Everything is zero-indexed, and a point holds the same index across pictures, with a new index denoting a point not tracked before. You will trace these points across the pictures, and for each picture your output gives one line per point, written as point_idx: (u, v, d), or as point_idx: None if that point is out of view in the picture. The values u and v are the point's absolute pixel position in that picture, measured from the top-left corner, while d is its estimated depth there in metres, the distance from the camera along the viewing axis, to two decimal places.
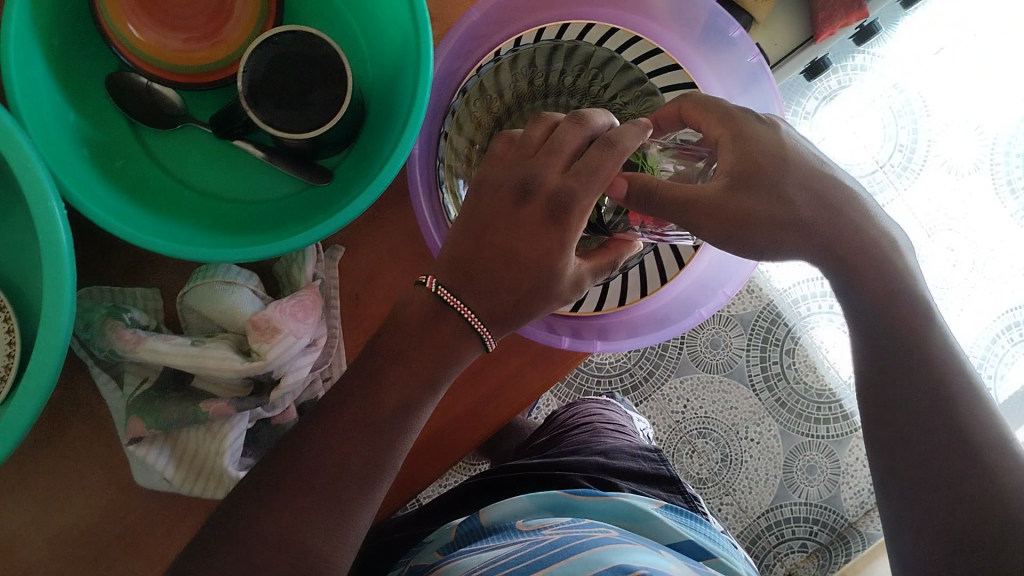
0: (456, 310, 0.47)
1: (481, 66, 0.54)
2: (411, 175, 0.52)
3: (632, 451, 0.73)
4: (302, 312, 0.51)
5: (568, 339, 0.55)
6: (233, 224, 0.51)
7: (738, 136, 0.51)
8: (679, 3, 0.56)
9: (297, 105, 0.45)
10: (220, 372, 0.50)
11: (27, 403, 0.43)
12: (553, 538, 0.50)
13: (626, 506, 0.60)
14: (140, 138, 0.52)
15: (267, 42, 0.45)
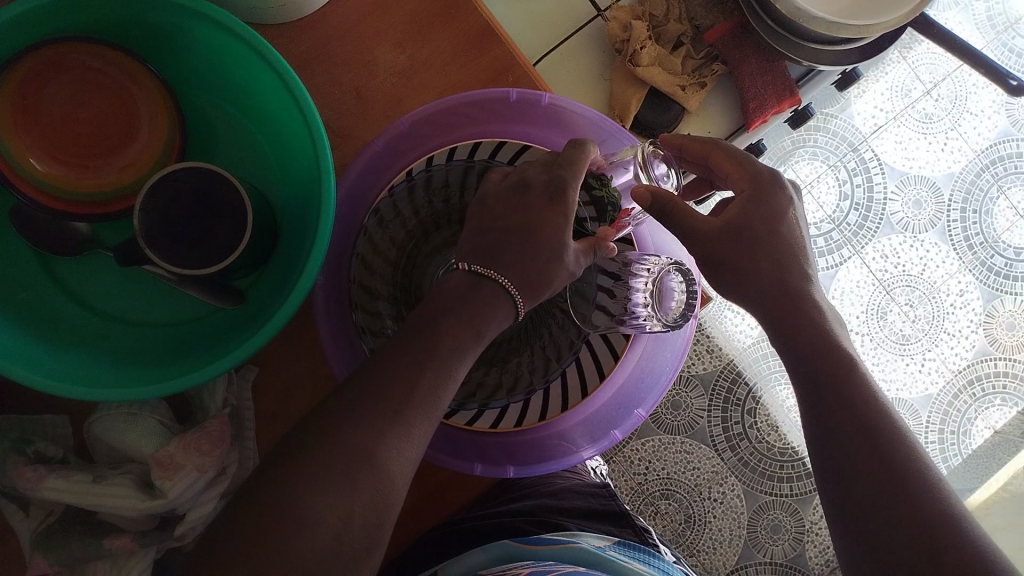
0: (490, 279, 0.45)
1: (393, 185, 0.55)
2: (316, 304, 0.53)
3: (578, 488, 0.67)
4: (209, 445, 0.50)
5: (480, 466, 0.53)
6: (142, 354, 0.53)
7: (755, 197, 0.52)
8: (599, 122, 0.57)
9: (202, 241, 0.49)
10: (122, 511, 0.48)
11: None
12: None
13: (578, 549, 0.56)
14: (49, 267, 0.53)
15: (168, 178, 0.49)
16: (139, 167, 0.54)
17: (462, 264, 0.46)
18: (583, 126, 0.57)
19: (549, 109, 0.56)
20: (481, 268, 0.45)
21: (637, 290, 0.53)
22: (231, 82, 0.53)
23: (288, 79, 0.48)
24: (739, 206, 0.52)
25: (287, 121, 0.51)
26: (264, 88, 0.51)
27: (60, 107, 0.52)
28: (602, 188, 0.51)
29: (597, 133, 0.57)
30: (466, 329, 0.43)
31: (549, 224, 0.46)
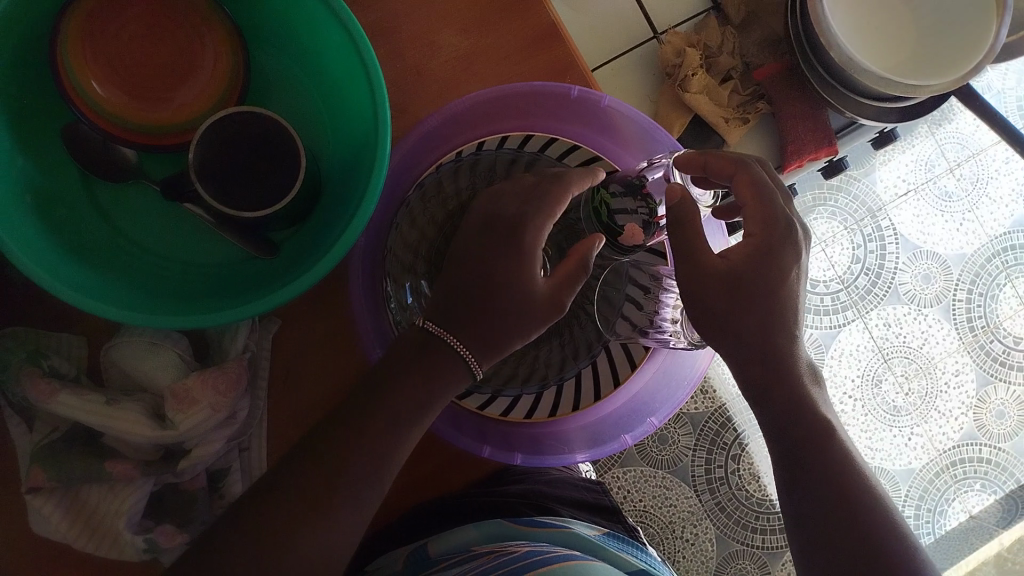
0: (445, 341, 0.45)
1: (442, 164, 0.56)
2: (353, 267, 0.54)
3: (572, 481, 0.69)
4: (225, 386, 0.50)
5: (489, 449, 0.52)
6: (168, 287, 0.53)
7: (762, 247, 0.48)
8: (649, 131, 0.58)
9: (249, 188, 0.49)
10: (130, 436, 0.49)
11: None
12: (521, 552, 0.52)
13: (571, 533, 0.57)
14: (91, 190, 0.54)
15: (225, 120, 0.49)
16: (195, 107, 0.55)
17: (420, 319, 0.46)
18: (633, 132, 0.59)
19: (608, 112, 0.57)
20: (436, 329, 0.45)
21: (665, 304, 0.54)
22: (302, 43, 0.54)
23: (360, 45, 0.49)
24: (744, 254, 0.49)
25: (347, 85, 0.53)
26: (332, 51, 0.52)
27: (127, 40, 0.54)
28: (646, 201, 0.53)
29: (646, 139, 0.59)
30: (426, 370, 0.44)
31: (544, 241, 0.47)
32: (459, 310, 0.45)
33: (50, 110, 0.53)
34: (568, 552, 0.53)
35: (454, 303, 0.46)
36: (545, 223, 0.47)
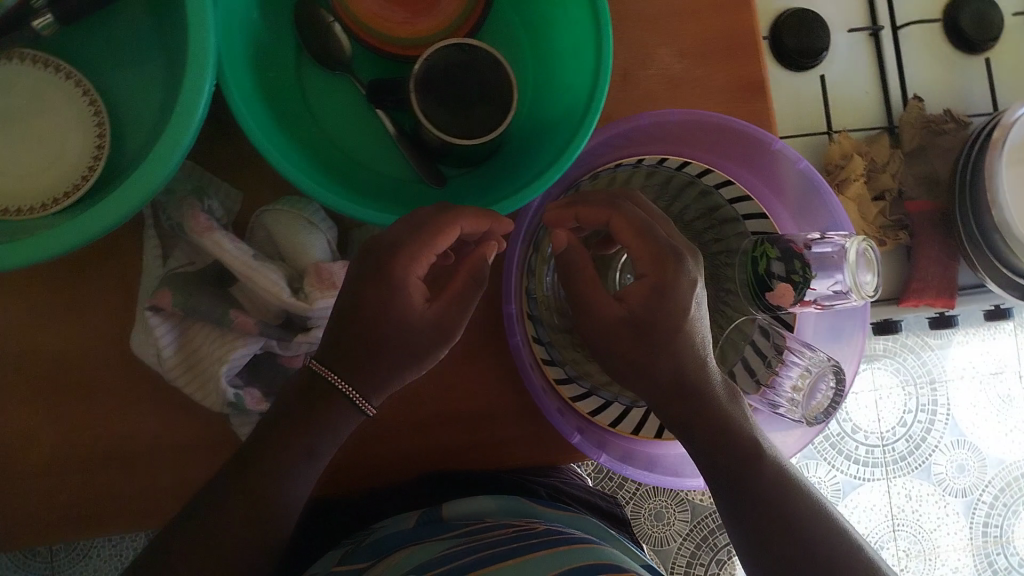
0: (336, 387, 0.46)
1: (623, 162, 0.56)
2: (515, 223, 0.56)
3: (586, 487, 0.70)
4: None
5: (579, 437, 0.54)
6: (340, 172, 0.55)
7: (658, 288, 0.46)
8: (822, 200, 0.57)
9: (456, 113, 0.50)
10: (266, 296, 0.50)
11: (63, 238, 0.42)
12: (539, 528, 0.52)
13: (590, 521, 0.57)
14: (300, 65, 0.56)
15: (458, 46, 0.50)
16: (416, 31, 0.58)
17: (310, 357, 0.47)
18: (804, 197, 0.58)
19: (794, 173, 0.57)
20: (331, 376, 0.46)
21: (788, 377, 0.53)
22: (537, 5, 0.55)
23: (605, 33, 0.50)
24: (643, 293, 0.47)
25: (567, 59, 0.53)
26: (565, 26, 0.53)
27: None
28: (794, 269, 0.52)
29: (817, 207, 0.58)
30: (314, 402, 0.46)
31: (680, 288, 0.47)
32: (348, 346, 0.46)
33: None
34: (587, 534, 0.53)
35: (341, 331, 0.46)
36: (416, 252, 0.46)
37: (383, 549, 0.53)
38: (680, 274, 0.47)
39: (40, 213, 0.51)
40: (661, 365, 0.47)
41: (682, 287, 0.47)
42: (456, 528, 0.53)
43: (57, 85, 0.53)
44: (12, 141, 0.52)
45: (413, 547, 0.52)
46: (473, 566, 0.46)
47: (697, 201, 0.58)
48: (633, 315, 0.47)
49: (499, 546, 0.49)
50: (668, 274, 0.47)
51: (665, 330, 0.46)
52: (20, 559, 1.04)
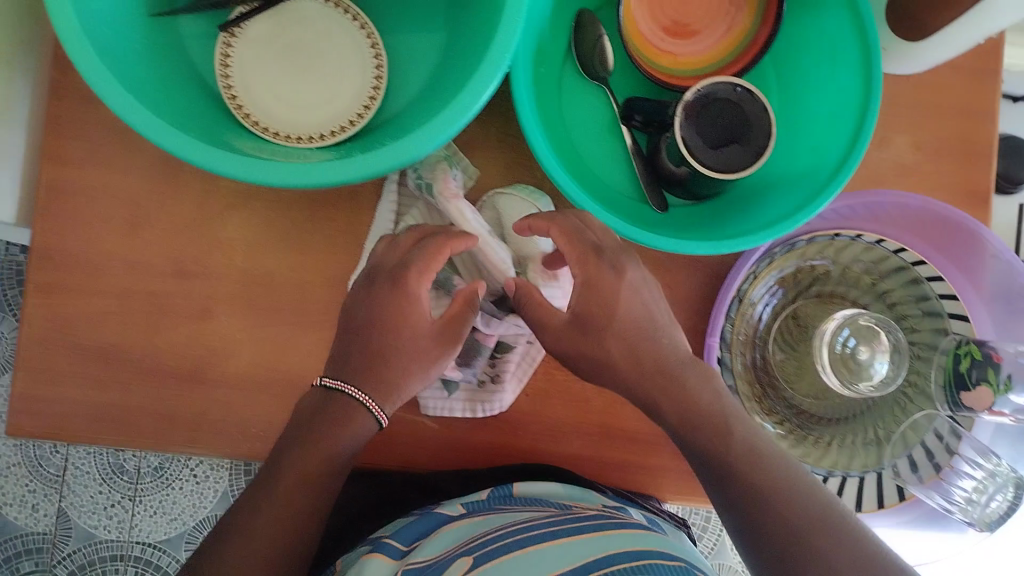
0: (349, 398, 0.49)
1: (843, 233, 0.57)
2: (740, 265, 0.55)
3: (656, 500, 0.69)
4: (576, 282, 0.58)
5: None
6: (578, 176, 0.57)
7: (586, 277, 0.51)
8: None
9: (712, 146, 0.52)
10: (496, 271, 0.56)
11: (348, 171, 0.49)
12: (586, 513, 0.54)
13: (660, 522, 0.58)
14: (565, 68, 0.59)
15: (732, 87, 0.53)
16: (675, 62, 0.59)
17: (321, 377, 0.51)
18: (1016, 307, 0.58)
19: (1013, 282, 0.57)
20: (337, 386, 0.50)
21: (964, 477, 0.54)
22: (797, 65, 0.57)
23: (875, 95, 0.52)
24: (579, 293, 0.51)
25: (822, 122, 0.55)
26: (828, 88, 0.55)
27: None
28: (991, 381, 0.53)
29: None
30: (334, 420, 0.49)
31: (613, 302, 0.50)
32: (349, 353, 0.51)
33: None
34: (636, 520, 0.54)
35: (351, 348, 0.51)
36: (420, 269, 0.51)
37: (441, 521, 0.56)
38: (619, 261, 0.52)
39: (301, 143, 0.55)
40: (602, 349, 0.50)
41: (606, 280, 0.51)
42: (517, 508, 0.56)
43: (353, 36, 0.57)
44: (295, 75, 0.57)
45: (442, 532, 0.54)
46: (499, 552, 0.47)
47: (906, 288, 0.58)
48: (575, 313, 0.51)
49: (535, 528, 0.51)
50: (604, 266, 0.51)
51: (601, 318, 0.50)
52: (112, 471, 1.07)
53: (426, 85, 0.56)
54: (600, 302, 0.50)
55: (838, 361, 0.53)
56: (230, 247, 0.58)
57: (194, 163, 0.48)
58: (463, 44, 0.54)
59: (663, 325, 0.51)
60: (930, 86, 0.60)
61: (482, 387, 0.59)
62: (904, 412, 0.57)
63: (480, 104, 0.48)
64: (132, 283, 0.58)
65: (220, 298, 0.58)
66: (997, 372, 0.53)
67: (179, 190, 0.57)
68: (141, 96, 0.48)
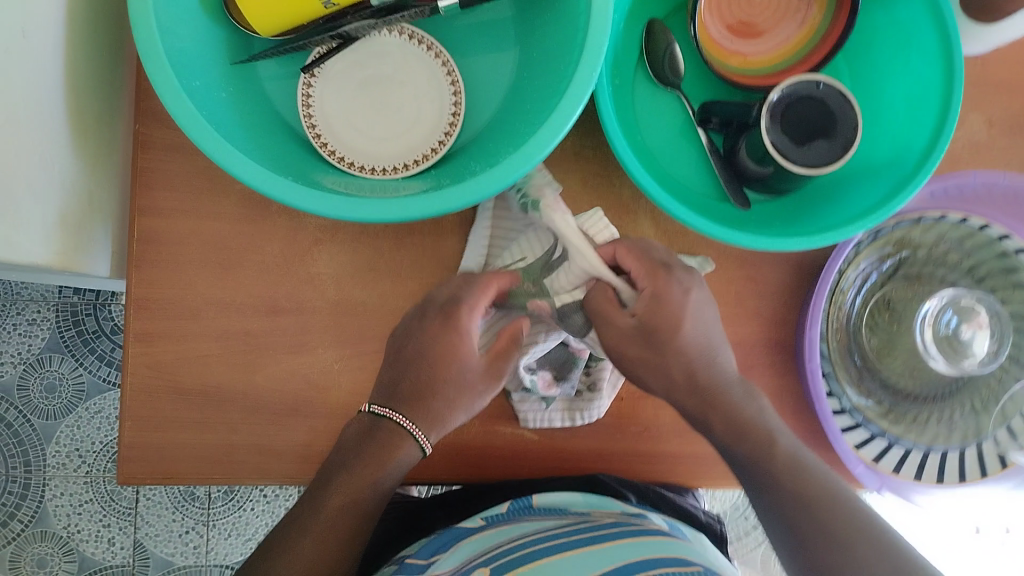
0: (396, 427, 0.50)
1: (927, 214, 0.57)
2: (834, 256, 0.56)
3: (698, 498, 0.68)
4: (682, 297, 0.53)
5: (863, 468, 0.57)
6: (662, 182, 0.57)
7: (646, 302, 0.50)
8: None
9: (799, 142, 0.52)
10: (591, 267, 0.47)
11: (452, 198, 0.48)
12: (601, 521, 0.55)
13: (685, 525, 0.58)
14: (636, 77, 0.59)
15: (813, 83, 0.53)
16: (746, 61, 0.60)
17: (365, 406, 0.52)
18: None
19: None
20: (383, 413, 0.51)
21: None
22: (871, 56, 0.58)
23: (956, 76, 0.53)
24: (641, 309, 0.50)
25: (900, 108, 0.56)
26: (905, 74, 0.56)
27: None
28: None
29: None
30: (379, 440, 0.50)
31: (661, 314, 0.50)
32: (412, 358, 0.51)
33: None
34: (653, 526, 0.55)
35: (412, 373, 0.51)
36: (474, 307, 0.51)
37: (459, 536, 0.56)
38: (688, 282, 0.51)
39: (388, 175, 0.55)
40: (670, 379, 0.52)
41: (671, 294, 0.50)
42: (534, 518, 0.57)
43: (428, 65, 0.58)
44: (374, 108, 0.57)
45: (466, 544, 0.55)
46: (514, 564, 0.48)
47: (994, 261, 0.58)
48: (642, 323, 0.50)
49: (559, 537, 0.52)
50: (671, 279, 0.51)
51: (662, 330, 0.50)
52: (183, 497, 1.06)
53: (504, 105, 0.57)
54: (664, 321, 0.50)
55: (943, 343, 0.53)
56: (315, 281, 0.57)
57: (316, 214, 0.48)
58: (544, 62, 0.54)
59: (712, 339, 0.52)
60: (1001, 63, 0.61)
61: (580, 396, 0.58)
62: (999, 384, 0.57)
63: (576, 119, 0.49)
64: (223, 325, 0.57)
65: (315, 333, 0.57)
66: None
67: (266, 227, 0.57)
68: (242, 147, 0.49)
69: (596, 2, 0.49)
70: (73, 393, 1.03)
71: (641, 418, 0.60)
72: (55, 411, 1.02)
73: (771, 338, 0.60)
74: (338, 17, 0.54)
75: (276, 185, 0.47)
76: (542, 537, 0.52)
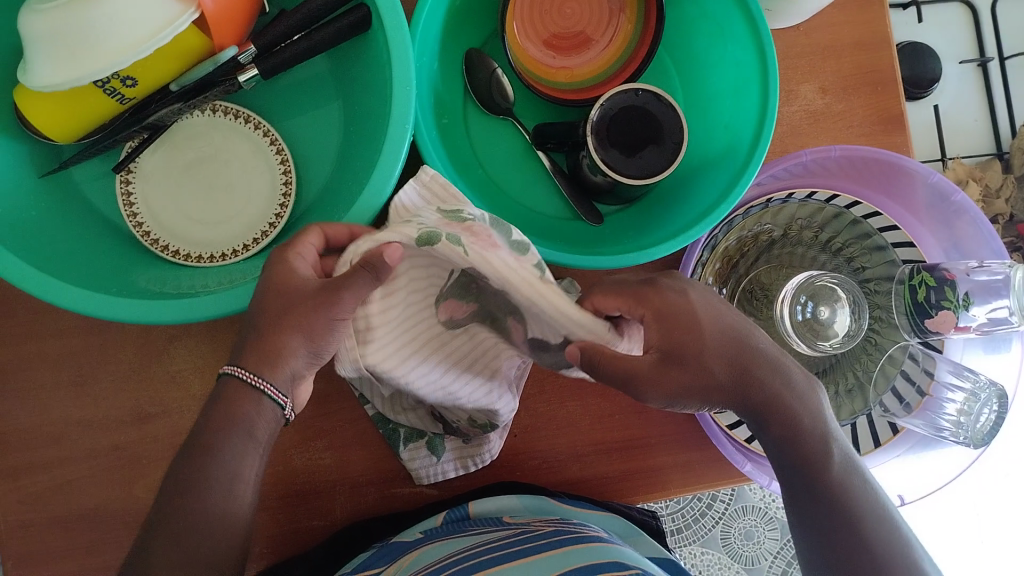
0: (249, 383, 0.41)
1: (773, 197, 0.58)
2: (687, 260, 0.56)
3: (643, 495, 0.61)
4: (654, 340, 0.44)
5: (750, 465, 0.55)
6: (507, 215, 0.57)
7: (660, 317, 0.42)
8: (976, 236, 0.58)
9: (629, 153, 0.52)
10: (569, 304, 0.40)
11: None
12: (542, 532, 0.52)
13: (617, 520, 0.56)
14: (465, 110, 0.59)
15: (632, 92, 0.53)
16: (570, 76, 0.61)
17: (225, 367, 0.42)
18: (962, 230, 0.59)
19: (953, 208, 0.58)
20: (238, 370, 0.41)
21: (948, 402, 0.54)
22: (691, 49, 0.59)
23: (766, 57, 0.53)
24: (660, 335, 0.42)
25: (725, 98, 0.57)
26: (724, 64, 0.57)
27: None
28: (950, 302, 0.53)
29: (973, 240, 0.58)
30: None
31: (689, 341, 0.42)
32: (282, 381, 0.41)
33: (464, 33, 0.58)
34: (594, 534, 0.51)
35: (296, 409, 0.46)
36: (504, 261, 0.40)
37: (400, 550, 0.53)
38: (681, 285, 0.45)
39: (231, 259, 0.54)
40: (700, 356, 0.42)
41: (672, 303, 0.43)
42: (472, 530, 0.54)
43: (250, 138, 0.56)
44: (202, 193, 0.56)
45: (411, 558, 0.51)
46: None
47: (845, 231, 0.59)
48: (658, 351, 0.42)
49: (500, 549, 0.49)
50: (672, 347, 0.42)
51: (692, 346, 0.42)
52: None
53: (335, 164, 0.55)
54: (683, 328, 0.42)
55: (803, 327, 0.53)
56: (174, 379, 0.55)
57: (157, 322, 0.46)
58: (363, 114, 0.53)
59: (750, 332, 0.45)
60: (820, 30, 0.62)
61: (469, 442, 0.56)
62: (876, 348, 0.58)
63: (397, 173, 0.47)
64: (89, 443, 0.54)
65: (187, 432, 0.54)
66: (953, 290, 0.53)
67: (114, 333, 0.54)
68: (60, 271, 0.47)
69: (393, 50, 0.48)
70: None
71: (533, 451, 0.58)
72: None
73: None
74: (142, 108, 0.51)
75: (98, 304, 0.45)
76: (485, 549, 0.50)
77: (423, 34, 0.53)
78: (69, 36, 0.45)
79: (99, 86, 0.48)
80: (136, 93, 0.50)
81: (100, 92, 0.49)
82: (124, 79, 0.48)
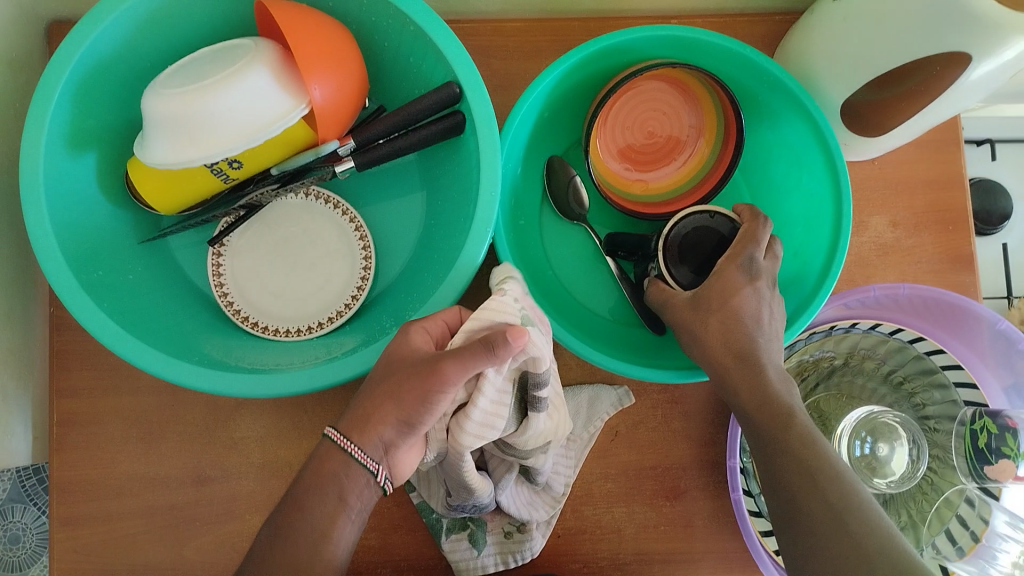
0: (356, 457, 0.43)
1: (837, 324, 0.58)
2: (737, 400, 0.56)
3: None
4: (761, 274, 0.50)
5: None
6: (574, 318, 0.58)
7: (731, 315, 0.48)
8: None
9: (697, 268, 0.53)
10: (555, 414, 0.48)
11: (349, 365, 0.48)
12: None
13: None
14: (543, 211, 0.61)
15: (709, 214, 0.55)
16: (646, 187, 0.63)
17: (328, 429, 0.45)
18: None
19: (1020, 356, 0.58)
20: (338, 437, 0.44)
21: (1002, 552, 0.52)
22: (766, 173, 0.61)
23: (842, 190, 0.55)
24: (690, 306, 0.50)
25: (799, 226, 0.59)
26: (801, 191, 0.59)
27: (641, 113, 0.62)
28: (1009, 446, 0.53)
29: None
30: None
31: (743, 296, 0.49)
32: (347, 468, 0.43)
33: (548, 140, 0.61)
34: None
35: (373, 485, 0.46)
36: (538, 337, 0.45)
37: None
38: (750, 258, 0.50)
39: (306, 335, 0.56)
40: (702, 327, 0.49)
41: (746, 302, 0.49)
42: None
43: (337, 221, 0.59)
44: (286, 271, 0.59)
45: None
46: None
47: (908, 364, 0.59)
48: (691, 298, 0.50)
49: None
50: (743, 272, 0.50)
51: (717, 294, 0.49)
52: None
53: (413, 255, 0.58)
54: (721, 297, 0.49)
55: (863, 463, 0.56)
56: (237, 446, 0.57)
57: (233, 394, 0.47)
58: (445, 210, 0.56)
59: (770, 334, 0.49)
60: (893, 165, 0.63)
61: (510, 538, 0.57)
62: (931, 489, 0.58)
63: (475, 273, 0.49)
64: (149, 500, 0.56)
65: (243, 498, 0.56)
66: (1014, 438, 0.53)
67: (186, 396, 0.57)
68: (150, 336, 0.49)
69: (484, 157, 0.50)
70: (39, 544, 0.92)
71: (576, 554, 0.58)
72: (19, 566, 0.92)
73: (706, 460, 0.59)
74: (241, 187, 0.55)
75: (180, 370, 0.47)
76: None
77: (511, 142, 0.55)
78: (191, 123, 0.48)
79: (209, 167, 0.52)
80: (239, 176, 0.54)
81: (208, 173, 0.52)
82: (232, 162, 0.51)
